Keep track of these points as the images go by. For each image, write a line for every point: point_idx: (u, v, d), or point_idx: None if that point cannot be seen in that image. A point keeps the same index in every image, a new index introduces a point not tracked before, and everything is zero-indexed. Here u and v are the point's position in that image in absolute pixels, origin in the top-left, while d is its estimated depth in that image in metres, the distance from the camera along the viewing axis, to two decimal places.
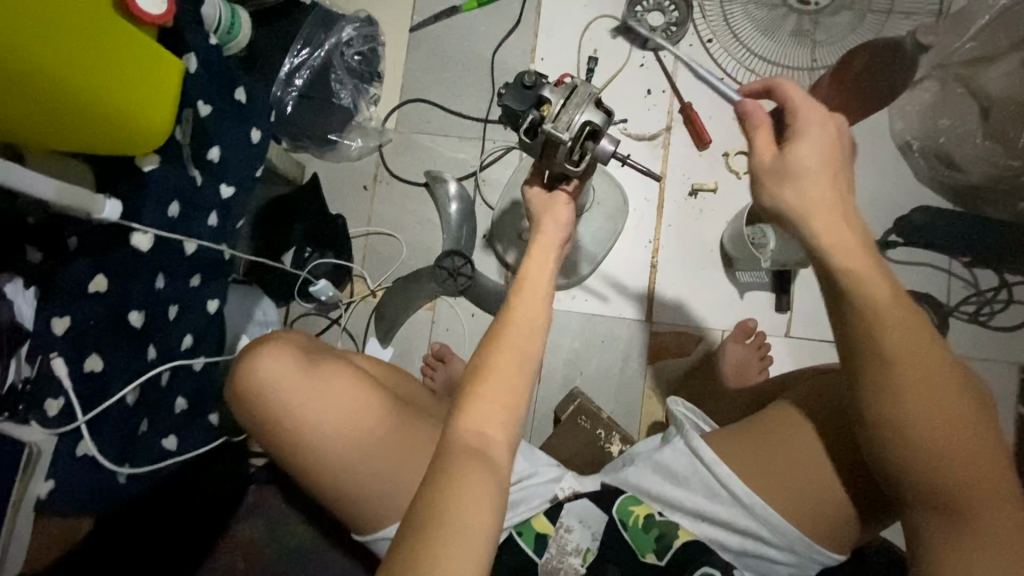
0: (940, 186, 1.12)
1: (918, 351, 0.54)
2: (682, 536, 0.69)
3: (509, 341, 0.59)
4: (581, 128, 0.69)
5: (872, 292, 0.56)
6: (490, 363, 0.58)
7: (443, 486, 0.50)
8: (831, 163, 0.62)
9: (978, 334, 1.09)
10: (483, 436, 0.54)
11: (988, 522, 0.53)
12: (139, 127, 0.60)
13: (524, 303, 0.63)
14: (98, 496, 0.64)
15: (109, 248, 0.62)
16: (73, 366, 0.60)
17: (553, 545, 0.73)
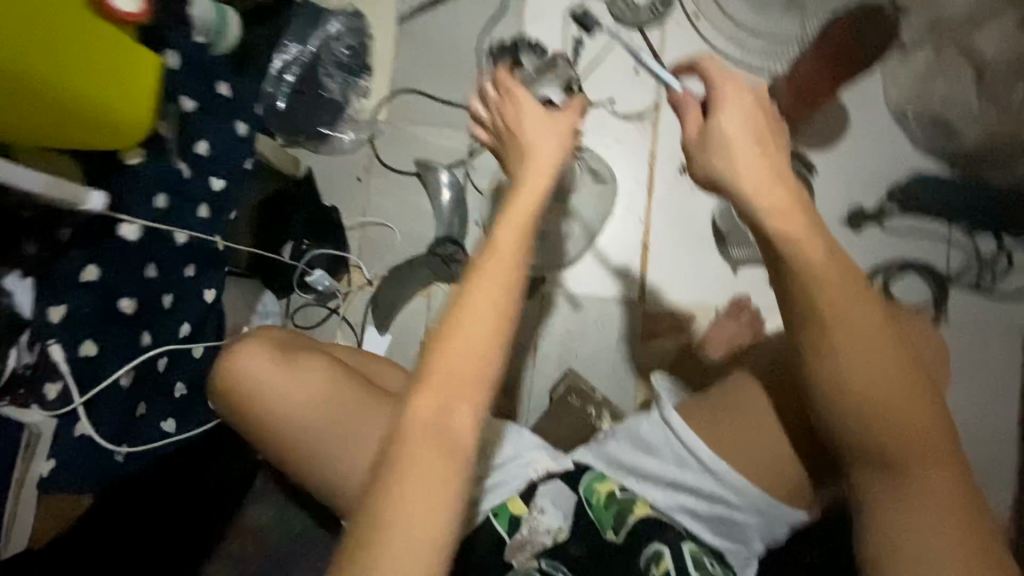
0: (938, 152, 1.09)
1: (858, 309, 0.55)
2: (637, 512, 0.73)
3: (460, 352, 0.52)
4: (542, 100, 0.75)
5: (812, 252, 0.56)
6: (434, 379, 0.51)
7: (385, 511, 0.47)
8: (757, 132, 0.62)
9: (979, 302, 1.07)
10: (430, 461, 0.49)
11: (927, 477, 0.55)
12: (121, 118, 0.63)
13: (490, 274, 0.55)
14: (99, 474, 0.67)
15: (98, 239, 0.66)
16: (69, 351, 0.64)
17: (525, 527, 0.75)
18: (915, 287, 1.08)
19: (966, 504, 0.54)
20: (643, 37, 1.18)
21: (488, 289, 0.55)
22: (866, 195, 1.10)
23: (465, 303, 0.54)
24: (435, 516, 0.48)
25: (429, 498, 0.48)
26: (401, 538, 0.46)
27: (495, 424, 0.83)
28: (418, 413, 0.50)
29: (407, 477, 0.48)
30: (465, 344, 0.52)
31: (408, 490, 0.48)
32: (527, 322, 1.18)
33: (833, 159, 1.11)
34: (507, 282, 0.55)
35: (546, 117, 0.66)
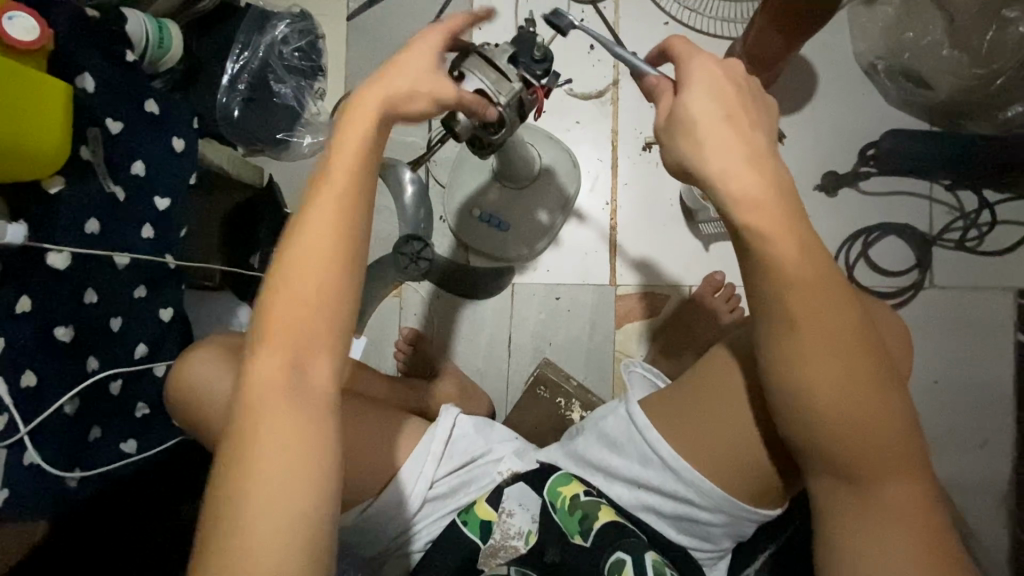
0: (910, 106, 1.03)
1: (829, 319, 0.52)
2: (602, 517, 0.71)
3: (297, 297, 0.51)
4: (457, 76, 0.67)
5: (779, 251, 0.52)
6: (276, 326, 0.51)
7: (241, 467, 0.47)
8: (726, 108, 0.57)
9: (965, 261, 1.02)
10: (284, 410, 0.49)
11: (891, 490, 0.53)
12: (29, 149, 0.62)
13: (326, 193, 0.54)
14: (52, 498, 0.68)
15: (26, 270, 0.65)
16: (11, 383, 0.64)
17: (496, 530, 0.74)
18: (896, 250, 1.03)
19: (926, 515, 0.54)
20: (596, 12, 1.14)
21: (316, 223, 0.53)
22: (839, 158, 1.05)
23: (296, 246, 0.52)
24: (299, 462, 0.47)
25: (291, 446, 0.48)
26: (260, 488, 0.46)
27: (464, 422, 0.83)
28: (263, 362, 0.50)
29: (262, 428, 0.48)
30: (298, 286, 0.52)
31: (264, 443, 0.47)
32: (499, 313, 1.17)
33: (801, 122, 1.06)
34: (341, 219, 0.53)
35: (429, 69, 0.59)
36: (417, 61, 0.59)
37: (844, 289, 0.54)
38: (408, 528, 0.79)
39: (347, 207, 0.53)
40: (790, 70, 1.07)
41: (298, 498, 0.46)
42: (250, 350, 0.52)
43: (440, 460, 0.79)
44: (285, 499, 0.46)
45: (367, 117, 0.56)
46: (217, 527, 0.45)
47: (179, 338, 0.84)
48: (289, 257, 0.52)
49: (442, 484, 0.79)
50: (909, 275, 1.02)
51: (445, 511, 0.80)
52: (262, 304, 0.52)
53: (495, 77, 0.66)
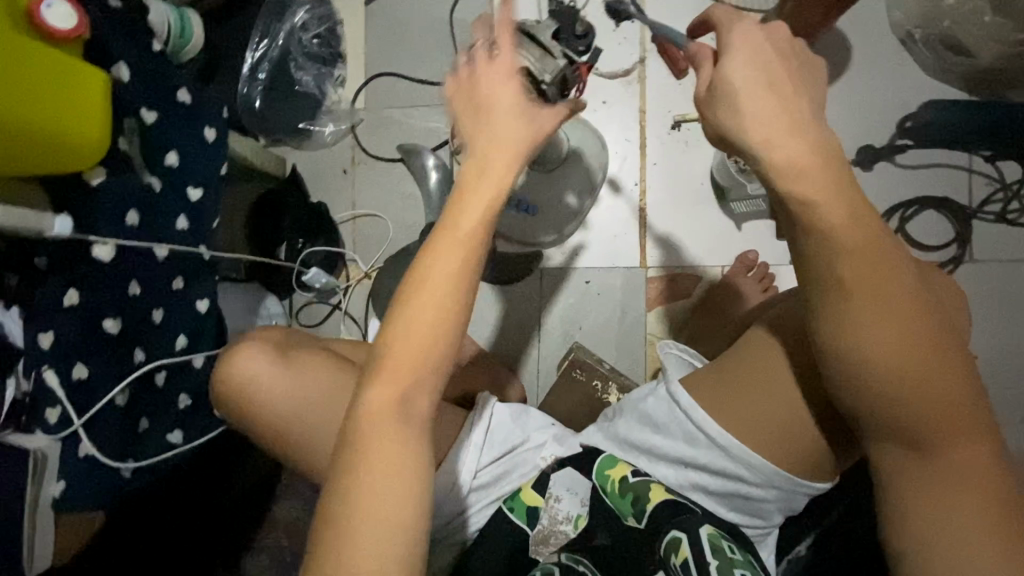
0: (949, 75, 1.01)
1: (883, 284, 0.51)
2: (654, 498, 0.70)
3: (410, 335, 0.52)
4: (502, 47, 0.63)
5: (829, 220, 0.51)
6: (392, 364, 0.52)
7: (348, 484, 0.49)
8: (767, 75, 0.56)
9: (1006, 233, 1.00)
10: (392, 441, 0.50)
11: (955, 454, 0.52)
12: (70, 138, 0.61)
13: (485, 185, 0.56)
14: (108, 491, 0.69)
15: (72, 261, 0.65)
16: (63, 376, 0.64)
17: (544, 515, 0.75)
18: (935, 224, 1.01)
19: (994, 478, 0.52)
20: None
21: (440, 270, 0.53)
22: (874, 131, 1.03)
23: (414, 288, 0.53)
24: (401, 488, 0.49)
25: (394, 469, 0.49)
26: (371, 513, 0.48)
27: (501, 411, 0.83)
28: (376, 398, 0.51)
29: (369, 454, 0.50)
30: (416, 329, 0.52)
31: (375, 471, 0.49)
32: (529, 300, 1.16)
33: (837, 96, 1.04)
34: (461, 266, 0.53)
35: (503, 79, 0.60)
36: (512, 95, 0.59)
37: (900, 254, 0.52)
38: (454, 518, 0.79)
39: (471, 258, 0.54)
40: (824, 42, 1.04)
41: (402, 518, 0.48)
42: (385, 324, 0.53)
43: (481, 450, 0.80)
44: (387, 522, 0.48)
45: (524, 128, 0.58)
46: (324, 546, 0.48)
47: (217, 332, 0.84)
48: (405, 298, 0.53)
49: (485, 473, 0.80)
50: (948, 250, 1.00)
51: (490, 500, 0.80)
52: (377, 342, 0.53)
53: (539, 51, 0.64)
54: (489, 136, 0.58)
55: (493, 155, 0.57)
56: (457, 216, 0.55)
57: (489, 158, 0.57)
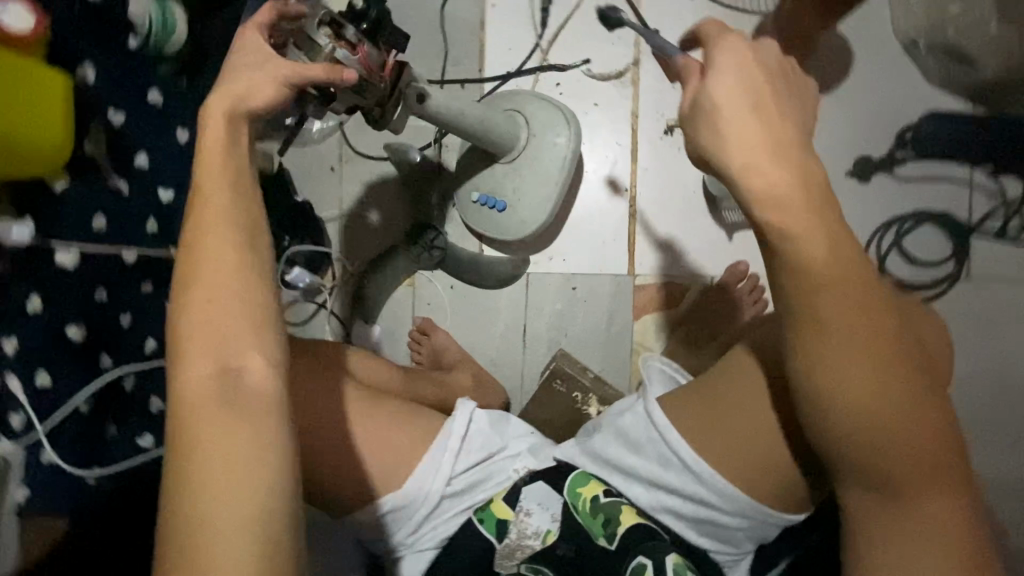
0: (953, 85, 0.97)
1: (859, 325, 0.49)
2: (624, 521, 0.70)
3: (205, 309, 0.49)
4: (297, 33, 0.66)
5: (806, 251, 0.48)
6: (194, 342, 0.49)
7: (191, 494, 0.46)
8: (753, 96, 0.53)
9: (1001, 252, 0.97)
10: (220, 430, 0.47)
11: (925, 500, 0.51)
12: (35, 144, 0.60)
13: (208, 174, 0.52)
14: (76, 499, 0.67)
15: (35, 267, 0.63)
16: (25, 383, 0.63)
17: (513, 530, 0.74)
18: (931, 240, 0.98)
19: (965, 520, 0.52)
20: None
21: (207, 232, 0.51)
22: (872, 142, 1.00)
23: (189, 261, 0.50)
24: (246, 478, 0.46)
25: (242, 450, 0.47)
26: (221, 506, 0.45)
27: (480, 417, 0.82)
28: (192, 383, 0.48)
29: (204, 443, 0.47)
30: (208, 300, 0.49)
31: (217, 471, 0.46)
32: (513, 305, 1.15)
33: (836, 105, 1.00)
34: (223, 223, 0.51)
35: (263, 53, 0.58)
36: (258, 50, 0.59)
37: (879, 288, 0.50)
38: (424, 524, 0.78)
39: (234, 215, 0.51)
40: (825, 49, 1.00)
41: (257, 505, 0.46)
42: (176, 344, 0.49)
43: (458, 456, 0.78)
44: (239, 507, 0.45)
45: (227, 104, 0.54)
46: (175, 555, 0.44)
47: None
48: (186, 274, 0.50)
49: (460, 480, 0.79)
50: (943, 267, 0.98)
51: (460, 509, 0.79)
52: (170, 327, 0.50)
53: (312, 49, 0.67)
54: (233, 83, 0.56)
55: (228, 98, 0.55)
56: (206, 176, 0.52)
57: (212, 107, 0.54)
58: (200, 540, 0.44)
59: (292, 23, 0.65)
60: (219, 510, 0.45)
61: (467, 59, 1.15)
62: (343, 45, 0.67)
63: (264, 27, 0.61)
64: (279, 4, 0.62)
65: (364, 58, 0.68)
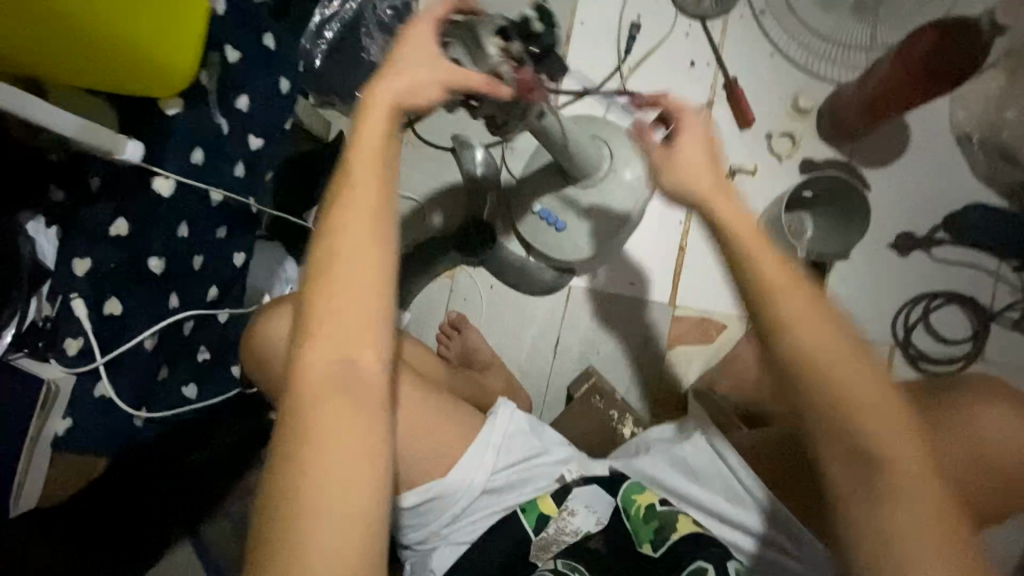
0: (997, 182, 1.04)
1: (840, 365, 0.49)
2: (680, 528, 0.70)
3: (336, 296, 0.47)
4: (466, 29, 0.59)
5: (762, 269, 0.52)
6: (321, 329, 0.47)
7: (294, 478, 0.43)
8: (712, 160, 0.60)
9: (1018, 342, 1.04)
10: (337, 417, 0.45)
11: None
12: (160, 61, 0.57)
13: (361, 156, 0.50)
14: (117, 438, 0.65)
15: (129, 191, 0.62)
16: (93, 309, 0.61)
17: (553, 525, 0.74)
18: (956, 321, 1.05)
19: None
20: (703, 29, 1.12)
21: (347, 219, 0.48)
22: (916, 220, 1.06)
23: (326, 247, 0.48)
24: (357, 470, 0.44)
25: (350, 453, 0.44)
26: (326, 498, 0.43)
27: (520, 418, 0.81)
28: (312, 371, 0.46)
29: (314, 440, 0.44)
30: (340, 288, 0.47)
31: (327, 461, 0.44)
32: (551, 314, 1.15)
33: (887, 180, 1.07)
34: (364, 215, 0.49)
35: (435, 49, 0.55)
36: (424, 40, 0.55)
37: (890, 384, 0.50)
38: (461, 518, 0.77)
39: (379, 202, 0.49)
40: (886, 128, 1.07)
41: (360, 503, 0.43)
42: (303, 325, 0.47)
43: (499, 453, 0.77)
44: (348, 507, 0.43)
45: (396, 89, 0.52)
46: (267, 547, 0.42)
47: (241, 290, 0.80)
48: (319, 259, 0.48)
49: (501, 477, 0.77)
50: (963, 347, 1.04)
51: (499, 508, 0.77)
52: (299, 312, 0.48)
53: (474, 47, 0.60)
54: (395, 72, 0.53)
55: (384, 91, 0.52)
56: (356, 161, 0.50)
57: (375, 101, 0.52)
58: (295, 530, 0.42)
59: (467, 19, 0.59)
60: (322, 502, 0.43)
61: None
62: (509, 60, 0.62)
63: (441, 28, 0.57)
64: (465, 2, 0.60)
65: (522, 81, 0.62)
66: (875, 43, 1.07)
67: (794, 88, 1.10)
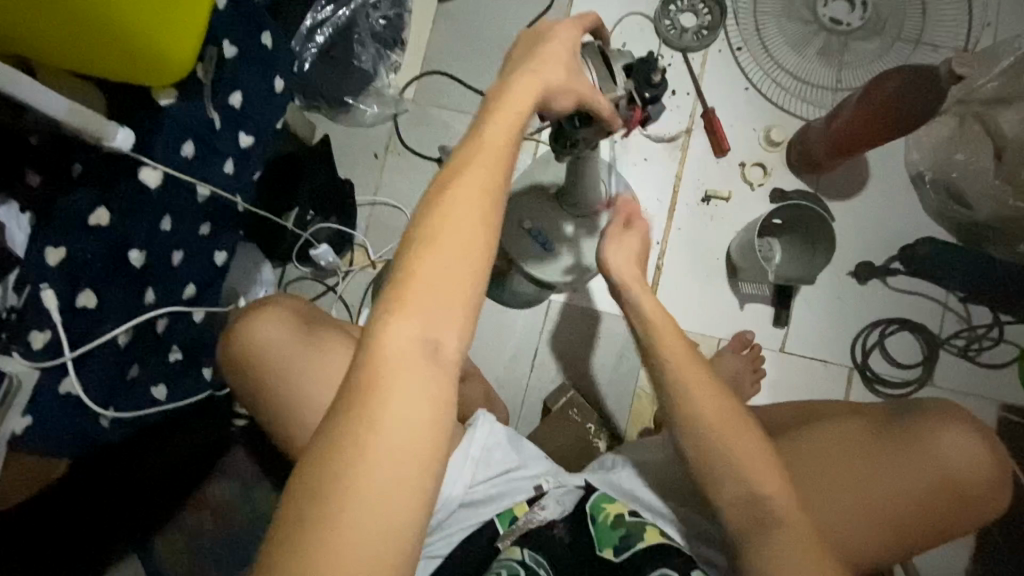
0: (947, 220, 1.13)
1: (714, 405, 0.62)
2: (648, 538, 0.67)
3: (436, 272, 0.47)
4: (598, 51, 0.66)
5: (664, 340, 0.66)
6: (409, 299, 0.47)
7: (355, 436, 0.43)
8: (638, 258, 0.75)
9: (966, 369, 1.10)
10: (410, 384, 0.45)
11: None
12: (161, 52, 0.57)
13: (489, 141, 0.52)
14: (82, 437, 0.62)
15: (114, 179, 0.60)
16: (66, 301, 0.57)
17: (521, 519, 0.73)
18: (907, 346, 1.11)
19: None
20: (684, 61, 1.18)
21: (464, 200, 0.49)
22: (873, 250, 1.13)
23: (436, 220, 0.49)
24: (418, 441, 0.44)
25: (412, 437, 0.44)
26: (383, 462, 0.42)
27: (499, 430, 0.81)
28: (391, 339, 0.46)
29: (382, 416, 0.43)
30: (438, 264, 0.47)
31: (392, 425, 0.43)
32: (530, 328, 1.15)
33: (849, 212, 1.14)
34: (479, 201, 0.50)
35: (571, 57, 0.60)
36: (556, 51, 0.59)
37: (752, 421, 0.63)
38: (436, 530, 0.76)
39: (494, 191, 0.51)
40: (847, 164, 1.15)
41: (412, 475, 0.43)
42: (390, 290, 0.47)
43: (477, 466, 0.78)
44: (402, 476, 0.43)
45: (530, 88, 0.55)
46: (314, 502, 0.41)
47: (218, 287, 0.81)
48: (427, 231, 0.48)
49: (478, 490, 0.77)
50: (914, 370, 1.11)
51: (475, 520, 0.76)
52: (391, 277, 0.48)
53: (605, 74, 0.66)
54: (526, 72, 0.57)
55: (523, 89, 0.55)
56: (478, 146, 0.52)
57: (510, 94, 0.55)
58: (345, 485, 0.41)
59: (596, 44, 0.66)
60: (382, 464, 0.42)
61: None
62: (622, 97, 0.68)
63: (578, 38, 0.61)
64: (599, 23, 0.65)
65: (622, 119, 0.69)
66: (841, 85, 1.14)
67: (766, 122, 1.16)
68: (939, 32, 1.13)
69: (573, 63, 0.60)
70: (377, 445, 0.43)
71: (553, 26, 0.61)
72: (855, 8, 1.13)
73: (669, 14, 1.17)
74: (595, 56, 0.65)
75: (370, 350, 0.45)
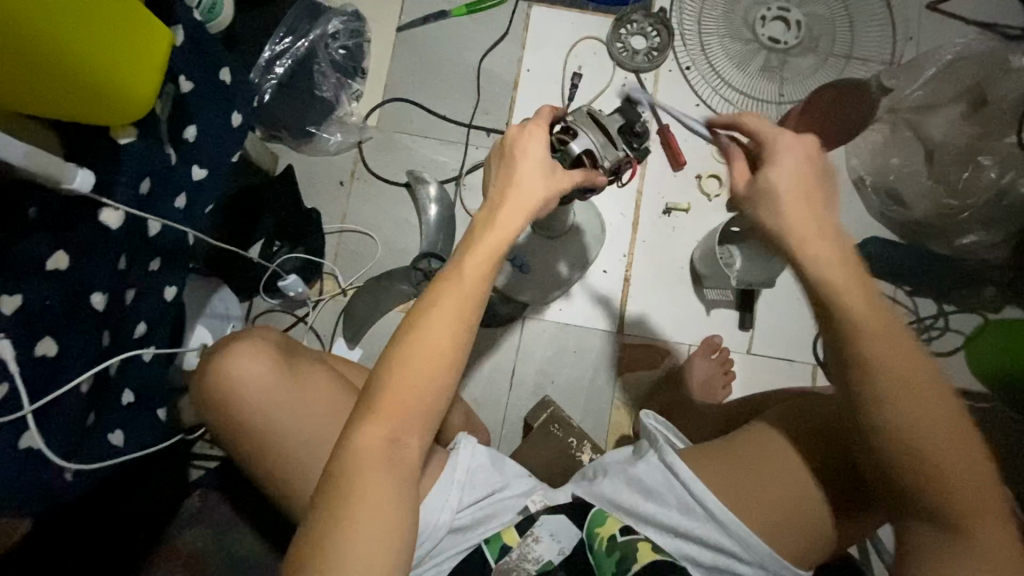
0: (888, 220, 1.17)
1: (873, 316, 0.52)
2: (641, 558, 0.70)
3: (411, 380, 0.51)
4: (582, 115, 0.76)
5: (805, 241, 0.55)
6: (386, 409, 0.51)
7: (331, 525, 0.48)
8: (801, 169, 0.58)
9: None
10: (377, 480, 0.50)
11: (985, 542, 0.49)
12: (120, 89, 0.57)
13: (484, 248, 0.56)
14: (43, 492, 0.59)
15: (73, 223, 0.58)
16: (23, 351, 0.55)
17: (514, 551, 0.73)
18: None
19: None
20: (636, 81, 1.23)
21: (444, 311, 0.53)
22: None
23: (427, 321, 0.53)
24: (386, 530, 0.48)
25: (378, 538, 0.48)
26: (351, 552, 0.47)
27: (480, 452, 0.80)
28: (364, 441, 0.50)
29: (351, 517, 0.48)
30: (411, 379, 0.51)
31: (362, 515, 0.48)
32: (507, 346, 1.16)
33: None
34: (456, 325, 0.53)
35: (545, 163, 0.63)
36: (533, 161, 0.63)
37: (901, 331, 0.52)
38: (426, 561, 0.74)
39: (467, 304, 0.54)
40: None
41: (382, 560, 0.48)
42: (358, 413, 0.52)
43: (462, 491, 0.76)
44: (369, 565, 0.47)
45: (519, 209, 0.59)
46: None
47: (164, 328, 0.78)
48: (415, 332, 0.52)
49: (466, 513, 0.76)
50: None
51: (464, 546, 0.76)
52: (369, 389, 0.52)
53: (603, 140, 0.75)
54: (508, 191, 0.61)
55: (508, 205, 0.60)
56: (456, 271, 0.55)
57: (505, 212, 0.59)
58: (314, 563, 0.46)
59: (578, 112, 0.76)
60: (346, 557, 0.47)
61: (497, 109, 1.21)
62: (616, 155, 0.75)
63: (546, 134, 0.65)
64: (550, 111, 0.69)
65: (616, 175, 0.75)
66: (784, 98, 1.20)
67: None
68: (867, 47, 1.21)
69: (547, 160, 0.63)
70: (359, 532, 0.47)
71: (528, 133, 0.64)
72: (790, 27, 1.22)
73: (620, 37, 1.23)
74: (581, 122, 0.75)
75: (348, 453, 0.50)
